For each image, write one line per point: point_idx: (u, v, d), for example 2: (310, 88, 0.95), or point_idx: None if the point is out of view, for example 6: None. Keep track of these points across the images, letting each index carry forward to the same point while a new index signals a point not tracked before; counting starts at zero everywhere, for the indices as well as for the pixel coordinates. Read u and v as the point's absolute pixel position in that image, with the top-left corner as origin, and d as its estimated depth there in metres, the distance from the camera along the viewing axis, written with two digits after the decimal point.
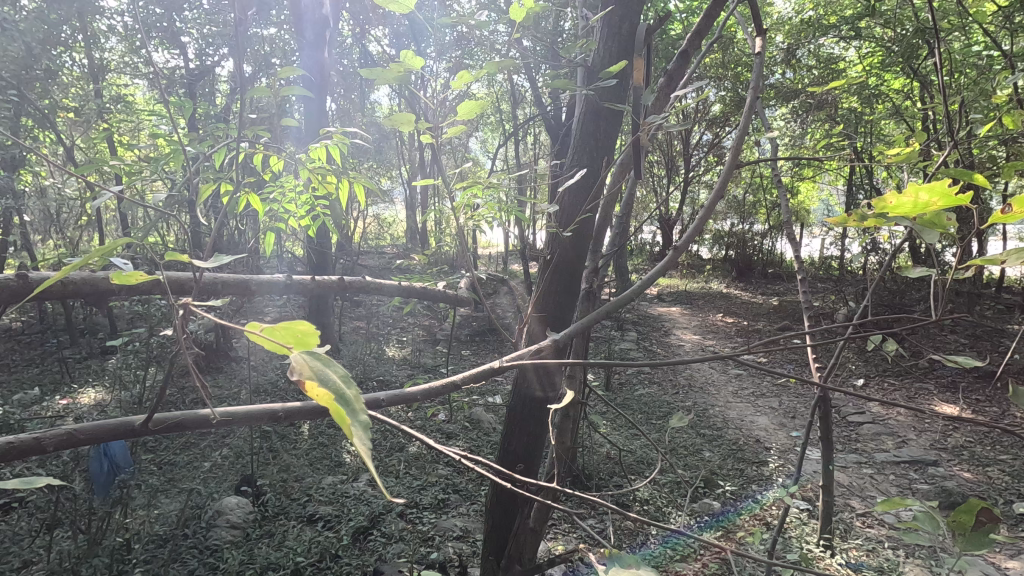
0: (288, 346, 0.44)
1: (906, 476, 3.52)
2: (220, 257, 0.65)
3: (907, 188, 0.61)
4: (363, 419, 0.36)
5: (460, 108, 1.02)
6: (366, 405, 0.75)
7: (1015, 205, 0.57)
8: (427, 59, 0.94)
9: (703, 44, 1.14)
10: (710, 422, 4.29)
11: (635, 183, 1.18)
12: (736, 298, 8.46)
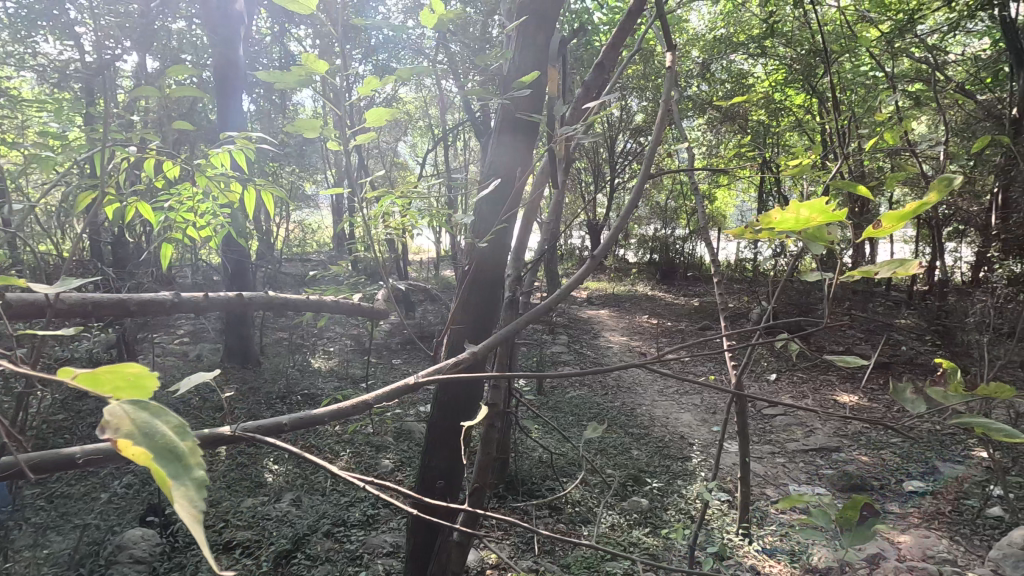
0: (105, 396, 0.36)
1: (813, 463, 3.80)
2: (70, 282, 0.67)
3: (790, 205, 0.65)
4: (196, 475, 0.32)
5: None
6: (267, 431, 0.71)
7: (886, 220, 0.61)
8: (331, 63, 0.90)
9: (619, 56, 1.17)
10: (638, 422, 4.43)
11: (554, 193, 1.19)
12: (660, 300, 8.84)
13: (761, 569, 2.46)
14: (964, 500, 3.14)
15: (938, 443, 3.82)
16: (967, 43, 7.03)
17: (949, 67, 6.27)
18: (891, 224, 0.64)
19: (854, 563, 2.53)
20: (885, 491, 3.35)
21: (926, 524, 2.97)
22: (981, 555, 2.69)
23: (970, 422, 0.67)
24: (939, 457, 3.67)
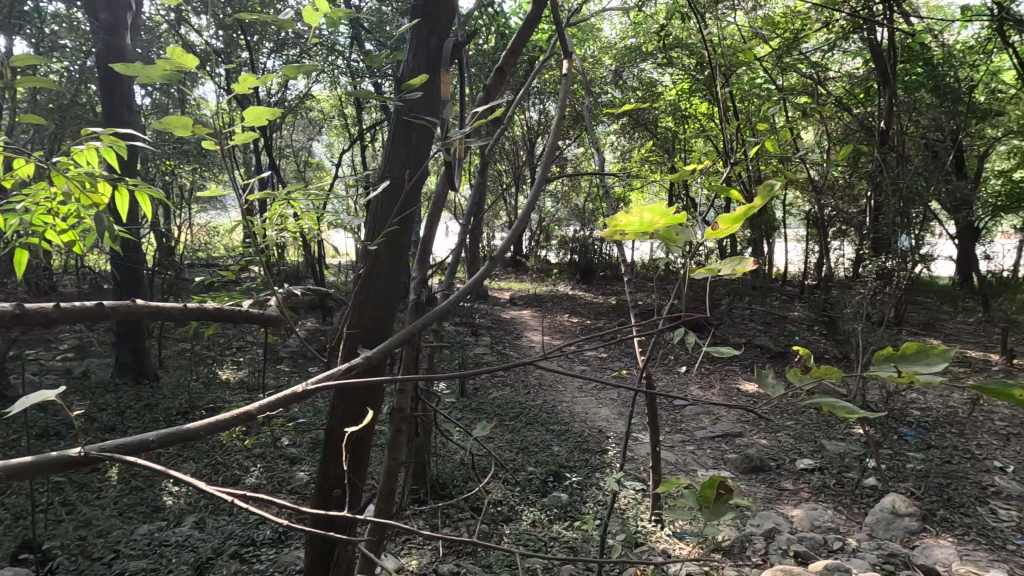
0: None
1: (719, 448, 4.07)
2: None
3: None
4: None
5: (250, 115, 0.95)
6: (132, 451, 0.66)
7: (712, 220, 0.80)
8: (202, 58, 0.87)
9: (518, 62, 1.19)
10: (559, 419, 4.53)
11: (452, 197, 1.19)
12: (580, 299, 9.08)
13: (671, 552, 2.60)
14: (846, 473, 3.47)
15: (825, 424, 4.21)
16: (844, 62, 7.81)
17: (829, 83, 6.93)
18: (726, 224, 0.84)
19: (753, 538, 2.73)
20: (780, 470, 3.64)
21: (814, 498, 3.27)
22: (859, 521, 3.00)
23: (820, 400, 0.75)
24: (826, 436, 4.04)
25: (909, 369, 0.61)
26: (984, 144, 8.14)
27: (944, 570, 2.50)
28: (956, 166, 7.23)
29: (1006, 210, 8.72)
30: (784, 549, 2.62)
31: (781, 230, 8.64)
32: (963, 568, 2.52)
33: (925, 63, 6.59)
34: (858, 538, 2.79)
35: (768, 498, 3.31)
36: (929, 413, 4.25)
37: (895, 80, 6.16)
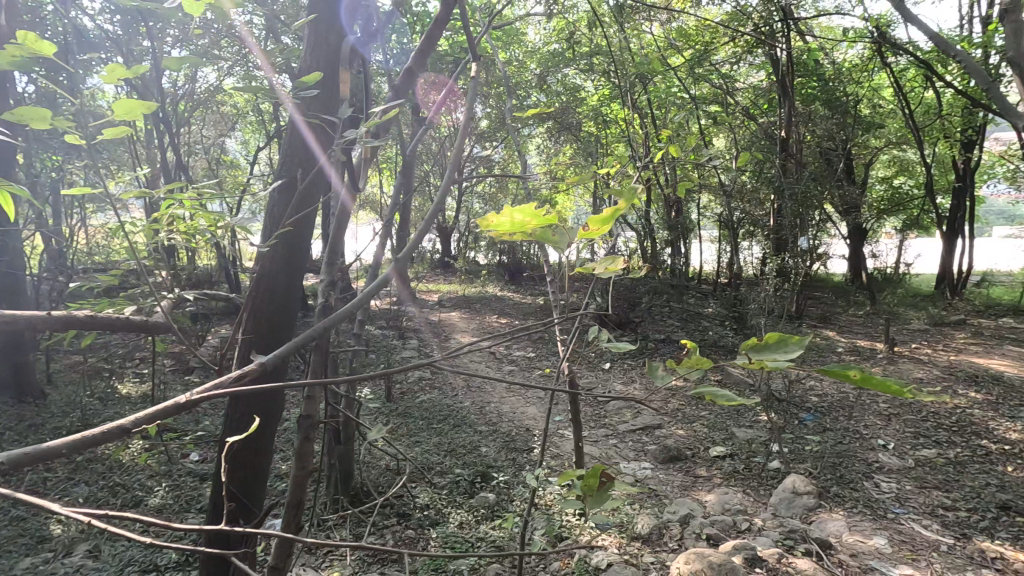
0: None
1: (640, 440, 4.24)
2: None
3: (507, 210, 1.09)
4: None
5: (118, 111, 0.89)
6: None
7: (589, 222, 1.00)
8: (58, 46, 0.82)
9: (426, 63, 1.19)
10: (487, 419, 4.55)
11: (354, 198, 1.16)
12: (509, 299, 9.15)
13: (595, 543, 2.68)
14: (753, 457, 3.73)
15: (735, 412, 4.49)
16: (750, 75, 8.39)
17: (737, 94, 7.42)
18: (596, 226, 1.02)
19: (670, 524, 2.87)
20: (695, 458, 3.86)
21: (726, 483, 3.49)
22: (764, 502, 3.23)
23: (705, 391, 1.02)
24: (736, 424, 4.31)
25: (762, 357, 0.66)
26: (870, 153, 9.02)
27: (836, 541, 2.74)
28: (846, 173, 7.96)
29: (888, 213, 9.70)
30: (698, 533, 2.77)
31: (697, 232, 9.14)
32: (852, 538, 2.78)
33: (818, 79, 7.20)
34: (763, 517, 3.01)
35: (684, 485, 3.50)
36: (825, 398, 4.65)
37: (794, 93, 6.68)
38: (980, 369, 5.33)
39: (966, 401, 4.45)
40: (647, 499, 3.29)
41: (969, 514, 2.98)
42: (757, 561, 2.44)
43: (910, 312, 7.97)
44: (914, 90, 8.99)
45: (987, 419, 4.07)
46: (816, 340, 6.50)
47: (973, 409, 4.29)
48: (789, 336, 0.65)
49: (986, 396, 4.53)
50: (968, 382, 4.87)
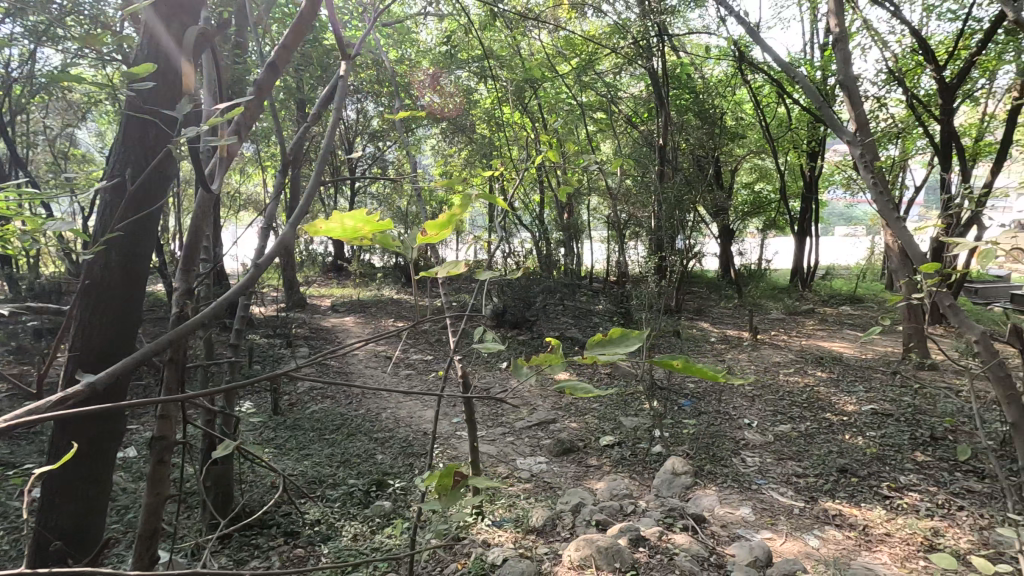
0: None
1: (536, 436, 4.37)
2: None
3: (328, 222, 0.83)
4: None
5: None
6: None
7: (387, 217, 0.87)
8: None
9: (291, 60, 1.13)
10: (383, 426, 4.43)
11: (210, 204, 1.08)
12: (406, 302, 8.98)
13: (490, 541, 2.71)
14: (639, 444, 3.97)
15: (623, 402, 4.76)
16: (632, 85, 8.94)
17: (620, 102, 7.87)
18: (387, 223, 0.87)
19: (562, 515, 2.99)
20: (587, 449, 4.04)
21: (615, 470, 3.69)
22: (648, 485, 3.47)
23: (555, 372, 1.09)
24: (624, 413, 4.57)
25: (600, 351, 0.79)
26: (735, 161, 9.99)
27: (709, 514, 3.01)
28: (715, 178, 8.75)
29: (751, 215, 10.80)
30: (588, 520, 2.90)
31: (587, 232, 9.56)
32: (723, 510, 3.06)
33: (691, 92, 7.83)
34: (647, 499, 3.22)
35: (577, 476, 3.65)
36: (700, 385, 5.07)
37: (669, 104, 7.20)
38: (825, 351, 6.11)
39: (814, 380, 5.08)
40: (542, 493, 3.39)
41: (816, 478, 3.40)
42: (641, 541, 2.61)
43: (770, 303, 8.93)
44: (769, 105, 10.10)
45: (829, 395, 4.67)
46: (693, 332, 7.07)
47: (819, 386, 4.91)
48: (636, 334, 0.81)
49: (829, 375, 5.19)
50: (815, 363, 5.56)
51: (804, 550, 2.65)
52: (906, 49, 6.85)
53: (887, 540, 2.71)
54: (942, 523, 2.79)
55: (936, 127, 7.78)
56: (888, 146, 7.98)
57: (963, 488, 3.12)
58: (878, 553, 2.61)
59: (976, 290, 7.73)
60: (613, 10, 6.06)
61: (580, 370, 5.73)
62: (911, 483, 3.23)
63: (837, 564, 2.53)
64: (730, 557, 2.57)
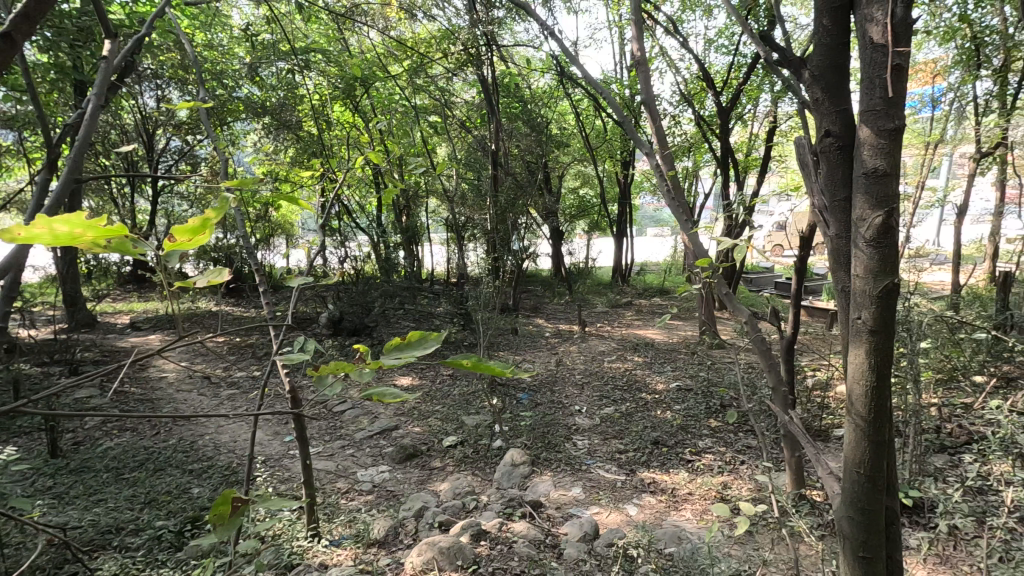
0: None
1: (378, 445, 4.24)
2: None
3: (40, 225, 0.62)
4: None
5: None
6: None
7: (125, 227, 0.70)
8: None
9: (32, 33, 0.95)
10: (199, 455, 3.93)
11: None
12: (226, 313, 8.08)
13: (328, 561, 2.54)
14: (480, 440, 4.07)
15: (464, 401, 4.83)
16: (464, 91, 9.11)
17: (453, 107, 7.96)
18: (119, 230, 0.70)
19: (405, 521, 2.96)
20: (430, 452, 4.02)
21: (458, 469, 3.74)
22: (490, 479, 3.58)
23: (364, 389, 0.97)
24: (466, 412, 4.63)
25: (394, 353, 0.78)
26: (561, 168, 10.74)
27: (546, 499, 3.21)
28: (544, 183, 9.31)
29: (578, 218, 11.73)
30: (431, 522, 2.91)
31: (426, 235, 9.53)
32: (556, 493, 3.29)
33: (519, 101, 8.23)
34: (489, 493, 3.32)
35: (420, 480, 3.62)
36: (536, 378, 5.37)
37: (499, 111, 7.48)
38: (641, 339, 6.88)
39: (631, 365, 5.69)
40: (384, 502, 3.31)
41: (635, 452, 3.81)
42: (482, 535, 2.69)
43: (595, 298, 9.80)
44: (589, 117, 11.04)
45: (644, 377, 5.28)
46: (529, 328, 7.45)
47: (636, 370, 5.50)
48: (434, 335, 0.78)
49: (644, 359, 5.86)
50: (633, 350, 6.24)
51: (625, 518, 2.96)
52: (694, 75, 7.98)
53: (689, 498, 3.14)
54: (729, 477, 3.31)
55: (718, 143, 9.20)
56: (684, 158, 9.24)
57: (744, 445, 3.74)
58: (682, 511, 3.02)
59: (751, 279, 9.32)
60: (442, 14, 6.10)
61: (422, 375, 5.70)
62: (706, 446, 3.78)
63: (651, 525, 2.86)
64: (564, 535, 2.76)
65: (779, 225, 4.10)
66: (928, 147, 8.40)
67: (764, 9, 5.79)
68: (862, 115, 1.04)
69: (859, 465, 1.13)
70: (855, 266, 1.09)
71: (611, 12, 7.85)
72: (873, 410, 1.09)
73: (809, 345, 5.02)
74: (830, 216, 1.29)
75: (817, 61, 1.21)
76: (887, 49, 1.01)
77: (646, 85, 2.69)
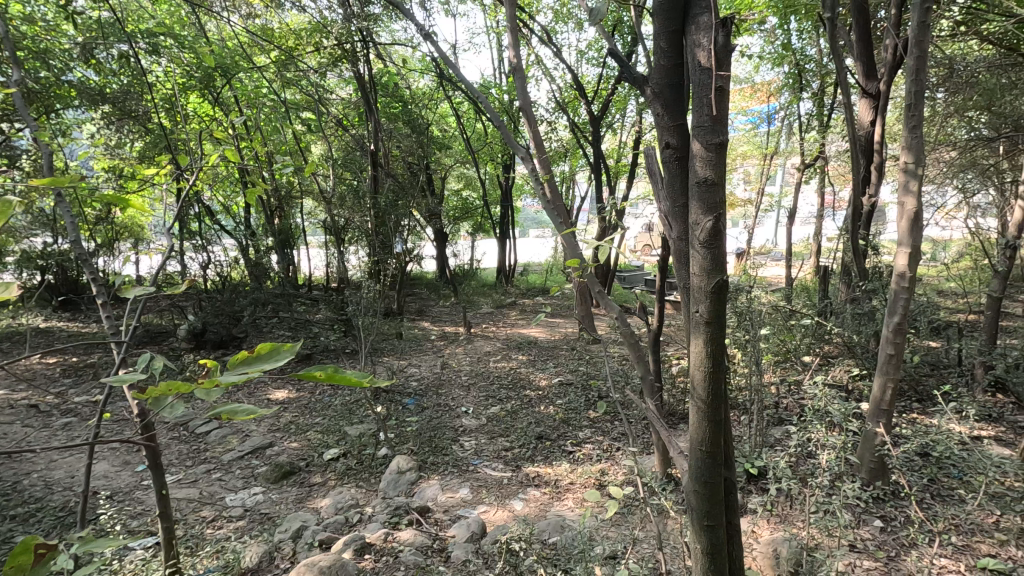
0: None
1: (249, 465, 3.92)
2: None
3: None
4: None
5: None
6: None
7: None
8: None
9: None
10: (24, 498, 3.35)
11: None
12: (59, 329, 6.99)
13: None
14: (364, 450, 3.92)
15: (347, 411, 4.62)
16: (339, 88, 8.73)
17: (328, 103, 7.58)
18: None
19: (281, 545, 2.77)
20: (309, 467, 3.80)
21: (340, 483, 3.57)
22: (374, 489, 3.47)
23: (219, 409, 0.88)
24: (348, 422, 4.42)
25: (244, 365, 0.74)
26: (444, 170, 10.69)
27: (432, 503, 3.18)
28: (426, 184, 9.21)
29: (461, 219, 11.77)
30: (310, 542, 2.75)
31: (302, 238, 9.00)
32: (444, 497, 3.27)
33: (399, 100, 8.06)
34: (373, 504, 3.22)
35: (299, 499, 3.41)
36: (422, 382, 5.29)
37: (378, 110, 7.25)
38: (525, 338, 7.07)
39: (516, 363, 5.83)
40: (257, 527, 3.07)
41: (520, 448, 3.90)
42: (366, 548, 2.60)
43: (481, 299, 9.91)
44: (469, 120, 11.12)
45: (528, 374, 5.43)
46: (414, 332, 7.34)
47: (520, 369, 5.63)
48: (287, 347, 0.76)
49: (527, 357, 6.03)
50: (517, 349, 6.39)
51: (511, 514, 3.03)
52: (568, 84, 8.37)
53: (571, 488, 3.29)
54: (606, 464, 3.52)
55: (591, 150, 9.73)
56: (561, 162, 9.64)
57: (619, 432, 3.99)
58: (565, 501, 3.15)
59: (624, 277, 9.98)
60: (313, 4, 5.78)
61: (300, 387, 5.36)
62: (586, 437, 3.98)
63: (535, 518, 2.96)
64: (451, 538, 2.75)
65: (646, 226, 4.42)
66: (766, 158, 9.58)
67: (628, 26, 6.22)
68: (694, 130, 1.16)
69: (701, 443, 1.26)
70: (693, 266, 1.21)
71: (488, 19, 7.98)
72: (711, 394, 1.22)
73: (673, 336, 5.50)
74: (673, 222, 1.42)
75: (658, 80, 1.33)
76: (711, 73, 1.14)
77: (523, 92, 2.75)
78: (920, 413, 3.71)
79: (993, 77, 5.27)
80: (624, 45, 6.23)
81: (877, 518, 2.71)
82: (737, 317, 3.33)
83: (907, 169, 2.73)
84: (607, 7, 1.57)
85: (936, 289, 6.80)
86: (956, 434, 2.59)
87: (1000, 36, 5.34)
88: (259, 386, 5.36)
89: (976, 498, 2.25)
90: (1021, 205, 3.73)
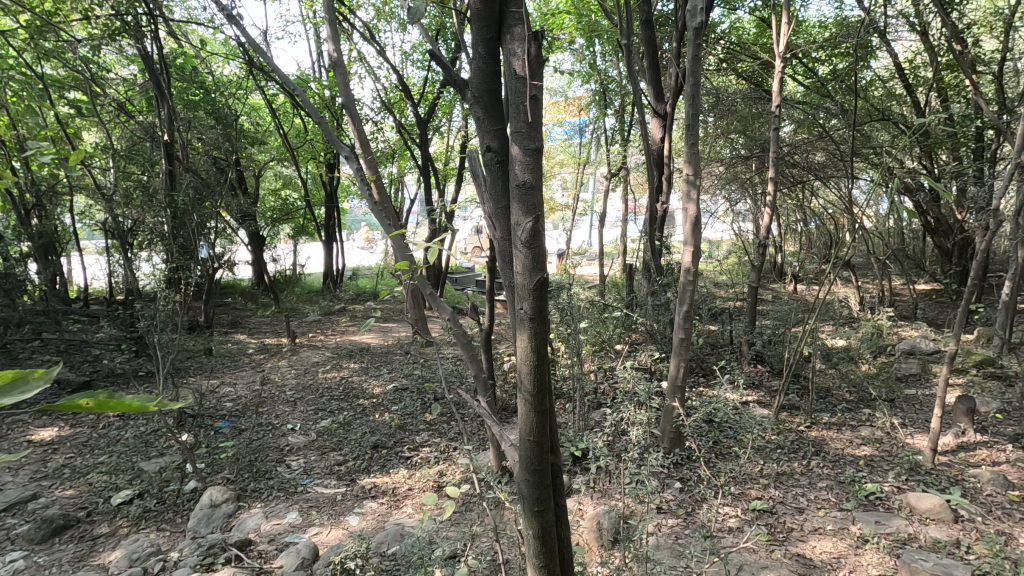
0: None
1: (4, 526, 3.14)
2: None
3: None
4: None
5: None
6: None
7: None
8: None
9: None
10: None
11: None
12: None
13: None
14: (166, 486, 3.39)
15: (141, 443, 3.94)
16: (120, 66, 7.43)
17: (106, 84, 6.38)
18: None
19: None
20: (91, 517, 3.16)
21: (135, 529, 3.04)
22: (181, 530, 3.02)
23: None
24: (144, 457, 3.76)
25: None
26: (257, 166, 9.73)
27: (254, 535, 2.87)
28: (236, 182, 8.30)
29: (279, 221, 10.87)
30: None
31: (74, 242, 7.50)
32: (268, 525, 2.98)
33: (199, 86, 7.12)
34: (180, 547, 2.81)
35: (78, 557, 2.83)
36: (238, 402, 4.76)
37: (172, 94, 6.29)
38: (356, 345, 6.76)
39: (347, 372, 5.55)
40: None
41: (354, 461, 3.72)
42: None
43: (306, 306, 9.25)
44: (286, 114, 10.29)
45: (360, 383, 5.21)
46: (228, 346, 6.56)
47: (352, 378, 5.38)
48: (40, 374, 0.61)
49: (359, 365, 5.78)
50: (348, 357, 6.09)
51: (346, 531, 2.88)
52: (393, 86, 8.24)
53: (409, 494, 3.25)
54: (443, 464, 3.54)
55: (419, 152, 9.70)
56: (388, 163, 9.45)
57: (454, 432, 4.04)
58: (403, 508, 3.10)
59: (456, 279, 10.13)
60: None
61: (75, 424, 4.45)
62: (423, 440, 3.95)
63: (372, 531, 2.85)
64: (278, 569, 2.53)
65: (475, 228, 4.52)
66: (579, 167, 10.49)
67: (452, 32, 6.34)
68: (512, 136, 1.22)
69: (529, 434, 1.33)
70: (517, 265, 1.27)
71: (304, 8, 7.48)
72: (536, 386, 1.29)
73: (503, 335, 5.72)
74: (497, 223, 1.46)
75: (477, 84, 1.37)
76: (525, 82, 1.21)
77: (345, 88, 2.60)
78: (704, 386, 4.40)
79: (746, 107, 6.45)
80: (448, 50, 6.33)
81: (676, 480, 3.13)
82: (560, 312, 3.58)
83: (689, 180, 3.19)
84: (426, 8, 1.56)
85: (713, 282, 8.12)
86: (731, 402, 3.11)
87: (749, 74, 6.55)
88: (14, 427, 4.32)
89: (746, 452, 2.73)
90: (768, 213, 4.62)
